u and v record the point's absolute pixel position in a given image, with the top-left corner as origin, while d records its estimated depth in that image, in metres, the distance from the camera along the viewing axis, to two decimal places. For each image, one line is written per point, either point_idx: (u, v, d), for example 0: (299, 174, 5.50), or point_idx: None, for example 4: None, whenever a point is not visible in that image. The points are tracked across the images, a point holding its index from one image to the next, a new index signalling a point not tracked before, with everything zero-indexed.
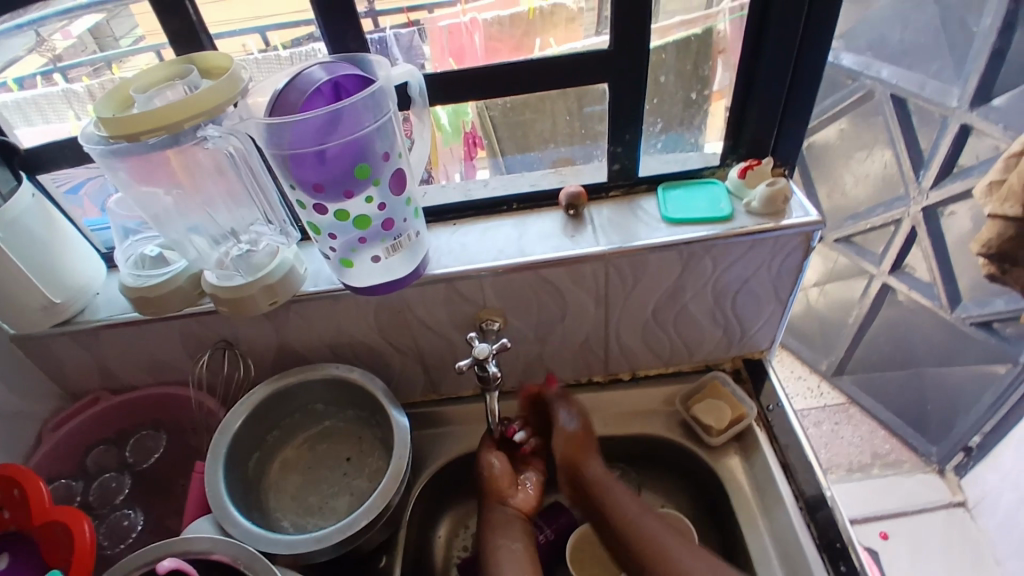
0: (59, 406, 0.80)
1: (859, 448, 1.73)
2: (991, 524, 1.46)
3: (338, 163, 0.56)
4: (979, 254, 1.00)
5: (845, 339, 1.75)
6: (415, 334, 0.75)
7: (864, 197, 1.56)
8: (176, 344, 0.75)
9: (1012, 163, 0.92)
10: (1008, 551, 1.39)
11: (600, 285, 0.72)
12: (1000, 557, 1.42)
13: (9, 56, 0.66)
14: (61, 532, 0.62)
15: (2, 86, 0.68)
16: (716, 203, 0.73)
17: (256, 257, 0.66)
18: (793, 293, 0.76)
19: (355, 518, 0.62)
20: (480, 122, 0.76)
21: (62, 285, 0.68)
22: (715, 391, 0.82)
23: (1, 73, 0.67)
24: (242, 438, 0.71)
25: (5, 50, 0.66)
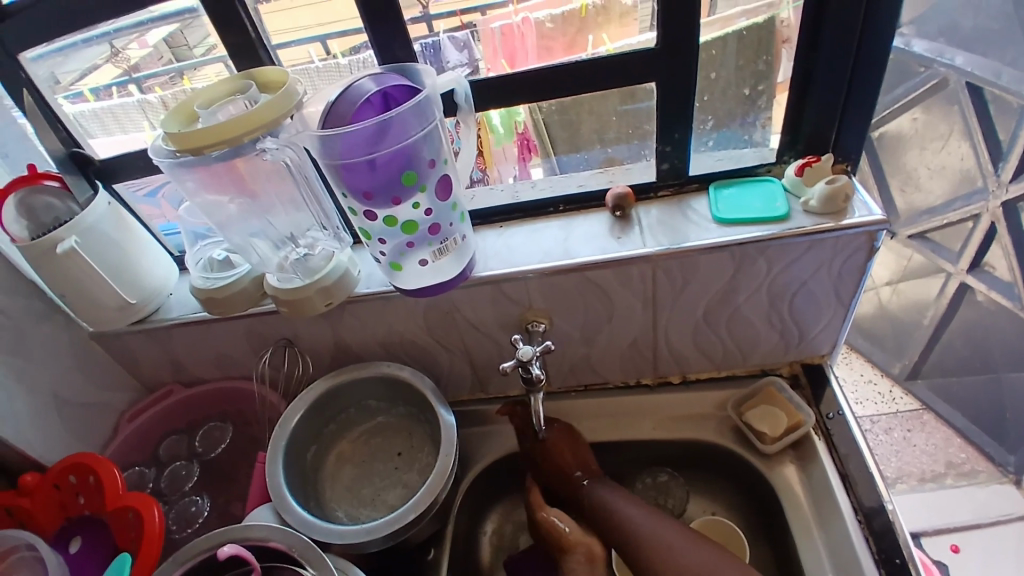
0: (135, 399, 0.87)
1: (932, 456, 1.66)
2: None
3: (387, 170, 0.58)
4: None
5: (919, 340, 1.65)
6: (463, 334, 0.77)
7: (939, 191, 1.46)
8: (239, 343, 0.79)
9: None
10: None
11: (647, 287, 0.71)
12: None
13: (86, 66, 0.72)
14: (132, 518, 0.67)
15: (79, 96, 0.74)
16: (771, 202, 0.70)
17: (313, 262, 0.70)
18: (856, 295, 0.72)
19: (403, 512, 0.65)
20: (533, 123, 0.76)
21: (136, 286, 0.74)
22: (770, 397, 0.79)
23: (80, 82, 0.73)
24: (300, 432, 0.75)
25: (85, 58, 0.71)
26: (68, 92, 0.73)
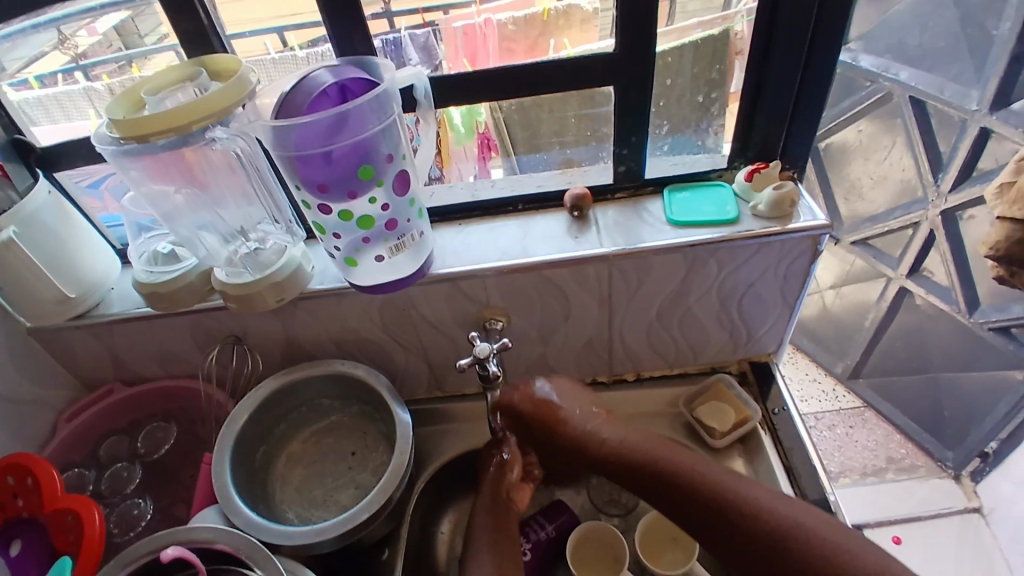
0: (75, 398, 0.83)
1: (873, 452, 1.75)
2: (1006, 531, 1.48)
3: (344, 164, 0.57)
4: (989, 257, 0.96)
5: (860, 342, 1.76)
6: (420, 332, 0.76)
7: (882, 200, 1.55)
8: (186, 338, 0.76)
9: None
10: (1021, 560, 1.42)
11: (603, 285, 0.72)
12: (1013, 566, 1.45)
13: (35, 52, 0.68)
14: (69, 521, 0.64)
15: (24, 84, 0.70)
16: (723, 205, 0.72)
17: (264, 256, 0.68)
18: (801, 296, 0.75)
19: (356, 511, 0.64)
20: (493, 123, 0.76)
21: (76, 279, 0.71)
22: (720, 394, 0.81)
23: (24, 70, 0.69)
24: (248, 430, 0.73)
25: (32, 45, 0.68)
26: (13, 80, 0.69)
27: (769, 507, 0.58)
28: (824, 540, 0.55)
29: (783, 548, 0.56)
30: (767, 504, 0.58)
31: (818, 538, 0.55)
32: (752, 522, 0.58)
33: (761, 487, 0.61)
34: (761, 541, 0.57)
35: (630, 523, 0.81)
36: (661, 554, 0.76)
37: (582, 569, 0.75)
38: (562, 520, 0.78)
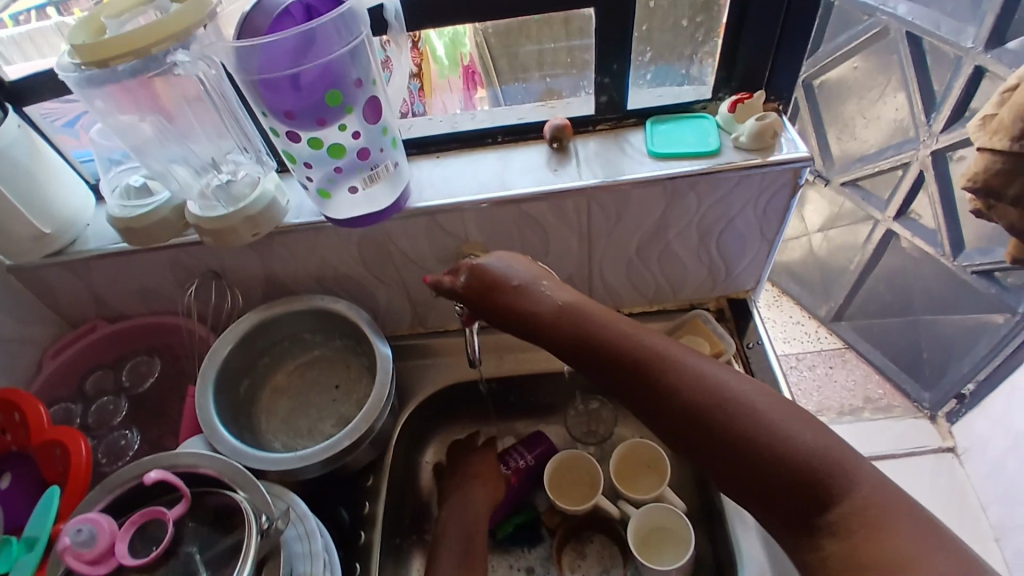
0: (58, 334, 0.83)
1: (851, 392, 1.79)
2: (980, 468, 1.55)
3: (312, 91, 0.55)
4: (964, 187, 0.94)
5: (845, 283, 1.78)
6: (399, 268, 0.76)
7: (874, 139, 1.53)
8: (165, 275, 0.76)
9: (1008, 96, 0.87)
10: (993, 496, 1.49)
11: (583, 221, 0.72)
12: (984, 503, 1.52)
13: None
14: (59, 453, 0.66)
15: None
16: (705, 136, 0.71)
17: (237, 188, 0.67)
18: (780, 231, 0.75)
19: (339, 438, 0.66)
20: (478, 53, 0.76)
21: (49, 214, 0.69)
22: (694, 328, 0.82)
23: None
24: (232, 362, 0.73)
25: None
26: None
27: (716, 381, 0.57)
28: (795, 444, 0.53)
29: (723, 423, 0.55)
30: (716, 380, 0.57)
31: (784, 428, 0.54)
32: (727, 423, 0.55)
33: (715, 363, 0.59)
34: (701, 416, 0.56)
35: (605, 452, 0.84)
36: (635, 481, 0.79)
37: (559, 494, 0.79)
38: (541, 448, 0.81)
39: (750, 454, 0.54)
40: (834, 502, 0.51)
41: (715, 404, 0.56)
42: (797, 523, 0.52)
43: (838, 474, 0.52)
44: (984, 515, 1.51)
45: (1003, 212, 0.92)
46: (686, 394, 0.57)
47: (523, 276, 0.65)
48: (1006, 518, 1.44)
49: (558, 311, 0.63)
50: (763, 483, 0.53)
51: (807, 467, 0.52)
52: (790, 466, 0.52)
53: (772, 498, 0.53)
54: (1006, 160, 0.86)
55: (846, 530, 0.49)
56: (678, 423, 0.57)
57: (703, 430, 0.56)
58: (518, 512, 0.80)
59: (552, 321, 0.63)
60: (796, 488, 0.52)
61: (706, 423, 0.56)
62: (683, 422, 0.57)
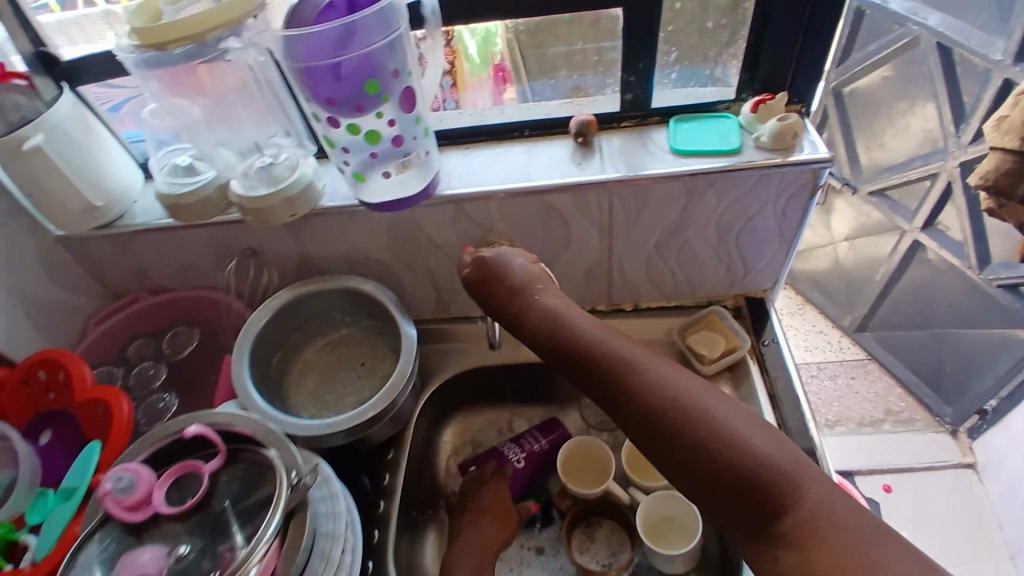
0: (103, 304, 0.88)
1: (872, 403, 1.77)
2: (999, 487, 1.53)
3: (351, 79, 0.59)
4: (977, 188, 0.96)
5: (869, 294, 1.77)
6: (426, 254, 0.79)
7: (902, 150, 1.53)
8: (205, 251, 0.80)
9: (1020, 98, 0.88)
10: (1011, 517, 1.47)
11: (603, 214, 0.74)
12: (1003, 523, 1.50)
13: None
14: (100, 410, 0.70)
15: (45, 8, 0.74)
16: (726, 136, 0.73)
17: (277, 170, 0.70)
18: (799, 232, 0.77)
19: (363, 410, 0.69)
20: (508, 52, 0.79)
21: (101, 189, 0.74)
22: (712, 324, 0.84)
23: None
24: (266, 335, 0.77)
25: None
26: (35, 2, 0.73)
27: (669, 382, 0.55)
28: (747, 448, 0.50)
29: (671, 426, 0.53)
30: (672, 381, 0.55)
31: (734, 433, 0.51)
32: (676, 422, 0.53)
33: (674, 365, 0.57)
34: (652, 419, 0.54)
35: (618, 440, 0.86)
36: (645, 467, 0.81)
37: (570, 476, 0.82)
38: (556, 434, 0.84)
39: (700, 459, 0.51)
40: (784, 509, 0.47)
41: (665, 407, 0.54)
42: (750, 532, 0.49)
43: (786, 482, 0.48)
44: (1002, 535, 1.49)
45: (1010, 210, 0.95)
46: (637, 395, 0.56)
47: (523, 279, 0.68)
48: None
49: (540, 313, 0.65)
50: (710, 488, 0.51)
51: (756, 472, 0.49)
52: (738, 472, 0.49)
53: (723, 505, 0.50)
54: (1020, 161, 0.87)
55: (798, 539, 0.46)
56: (630, 427, 0.56)
57: (655, 430, 0.54)
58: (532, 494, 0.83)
59: (539, 322, 0.64)
60: (743, 495, 0.49)
61: (655, 424, 0.54)
62: (634, 426, 0.56)
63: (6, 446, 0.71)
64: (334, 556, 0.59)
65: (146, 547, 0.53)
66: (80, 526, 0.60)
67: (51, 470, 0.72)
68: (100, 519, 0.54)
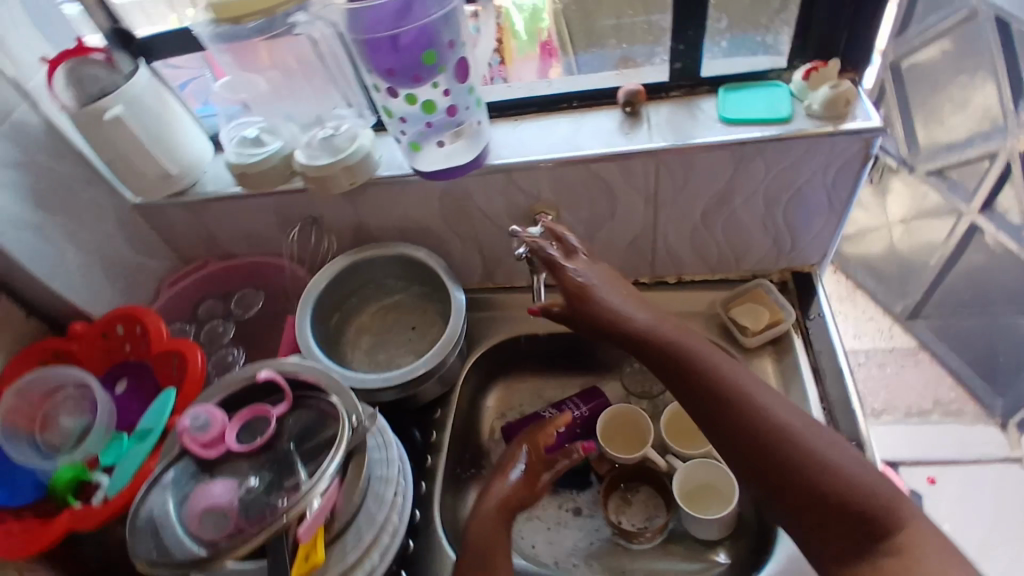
0: (173, 268, 0.94)
1: (920, 393, 1.73)
2: None
3: (409, 51, 0.62)
4: None
5: (923, 282, 1.71)
6: (475, 224, 0.82)
7: (961, 128, 1.47)
8: (269, 218, 0.85)
9: None
10: None
11: (650, 183, 0.76)
12: None
13: None
14: (176, 362, 0.76)
15: None
16: (775, 105, 0.73)
17: (338, 141, 0.74)
18: (849, 204, 0.77)
19: (415, 367, 0.74)
20: (554, 29, 0.86)
21: (175, 157, 0.80)
22: (757, 297, 0.85)
23: None
24: (325, 298, 0.82)
25: None
26: None
27: (769, 412, 0.58)
28: (845, 472, 0.54)
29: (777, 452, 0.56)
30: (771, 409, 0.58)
31: (838, 462, 0.55)
32: (783, 451, 0.56)
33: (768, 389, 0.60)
34: (755, 443, 0.57)
35: (657, 408, 0.89)
36: (685, 436, 0.83)
37: (609, 439, 0.85)
38: (597, 402, 0.85)
39: (800, 477, 0.55)
40: (889, 531, 0.52)
41: (768, 435, 0.57)
42: (849, 552, 0.53)
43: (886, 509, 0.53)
44: None
45: None
46: (738, 419, 0.59)
47: (614, 298, 0.67)
48: None
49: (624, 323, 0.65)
50: (812, 511, 0.54)
51: (859, 497, 0.53)
52: (845, 498, 0.53)
53: (823, 530, 0.54)
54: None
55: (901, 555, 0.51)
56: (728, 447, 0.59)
57: (760, 457, 0.57)
58: None
59: (632, 335, 0.65)
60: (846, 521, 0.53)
61: (758, 449, 0.57)
62: (734, 447, 0.59)
63: (85, 391, 0.75)
64: (387, 497, 0.64)
65: (217, 481, 0.59)
66: (155, 464, 0.65)
67: (126, 416, 0.78)
68: (174, 456, 0.60)
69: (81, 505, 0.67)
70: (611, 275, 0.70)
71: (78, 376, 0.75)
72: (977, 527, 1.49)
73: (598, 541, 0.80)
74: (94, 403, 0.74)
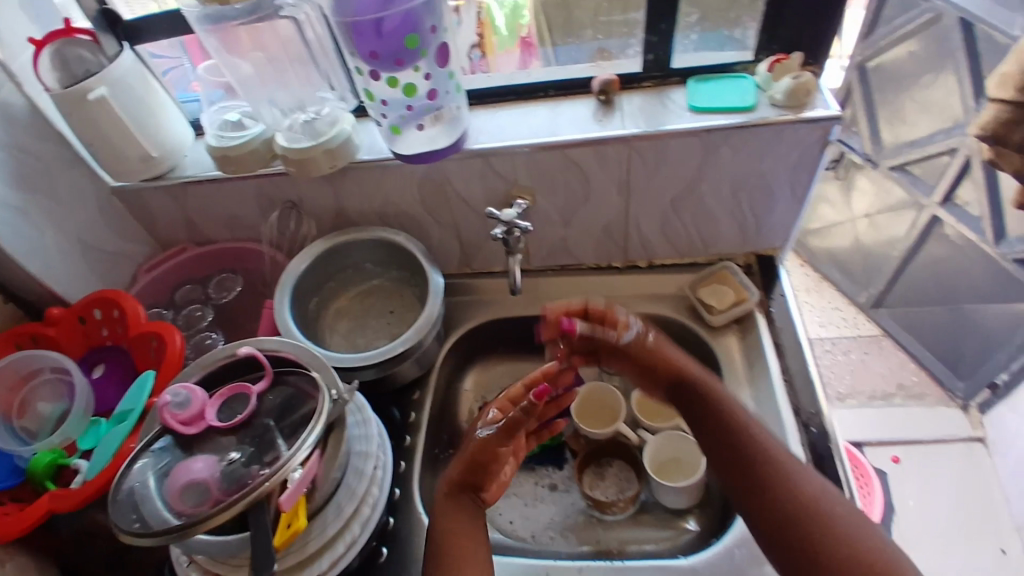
0: (150, 254, 0.94)
1: (886, 378, 1.80)
2: (1007, 463, 1.55)
3: (393, 36, 0.64)
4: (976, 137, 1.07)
5: (886, 273, 1.78)
6: (453, 208, 0.85)
7: (923, 125, 1.53)
8: (250, 202, 0.86)
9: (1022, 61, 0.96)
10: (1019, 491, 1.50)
11: (622, 169, 0.79)
12: (1009, 495, 1.54)
13: None
14: (154, 344, 0.75)
15: None
16: (741, 95, 0.76)
17: (318, 124, 0.76)
18: (810, 189, 0.81)
19: (394, 346, 0.75)
20: (535, 25, 0.85)
21: (157, 140, 0.80)
22: (722, 279, 0.89)
23: None
24: (305, 281, 0.84)
25: None
26: None
27: (785, 465, 0.64)
28: (861, 547, 0.58)
29: (790, 501, 0.62)
30: (785, 461, 0.65)
31: (844, 519, 0.60)
32: (794, 500, 0.62)
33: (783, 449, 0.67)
34: (769, 491, 0.63)
35: (629, 385, 0.92)
36: (656, 411, 0.87)
37: (582, 418, 0.88)
38: (572, 382, 0.89)
39: (820, 542, 0.59)
40: None
41: (779, 481, 0.63)
42: None
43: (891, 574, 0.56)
44: (1009, 508, 1.53)
45: (1009, 159, 1.06)
46: (755, 466, 0.65)
47: (674, 355, 0.75)
48: None
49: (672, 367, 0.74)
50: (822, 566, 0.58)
51: (864, 555, 0.57)
52: (850, 551, 0.57)
53: None
54: (1012, 110, 0.99)
55: None
56: (745, 492, 0.65)
57: (771, 500, 0.62)
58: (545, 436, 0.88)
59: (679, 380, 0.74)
60: None
61: (769, 493, 0.63)
62: (749, 494, 0.64)
63: (62, 375, 0.74)
64: (367, 470, 0.66)
65: (199, 457, 0.58)
66: (135, 443, 0.64)
67: (104, 402, 0.77)
68: (156, 431, 0.60)
69: (59, 490, 0.64)
70: (672, 342, 0.78)
71: (56, 361, 0.74)
72: (938, 506, 1.55)
73: (573, 515, 0.83)
74: (71, 386, 0.74)
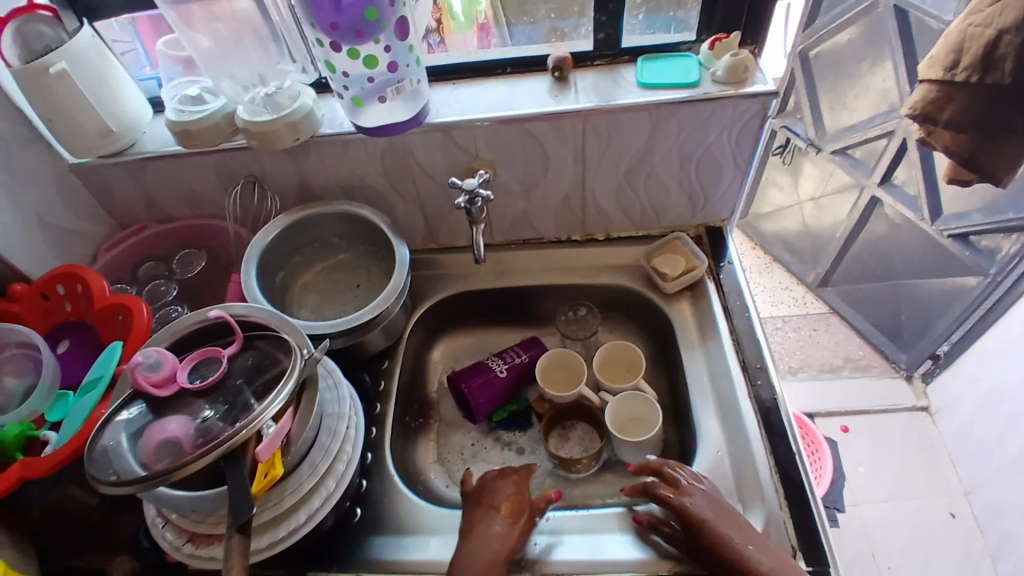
0: (110, 233, 0.94)
1: (832, 351, 1.90)
2: (951, 429, 1.66)
3: (352, 11, 0.67)
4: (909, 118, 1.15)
5: (830, 254, 1.89)
6: (416, 181, 0.87)
7: (863, 109, 1.62)
8: (212, 178, 0.87)
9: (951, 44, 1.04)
10: (964, 454, 1.61)
11: (578, 142, 0.82)
12: (956, 460, 1.63)
13: None
14: (120, 316, 0.75)
15: None
16: (686, 71, 0.81)
17: (279, 99, 0.77)
18: (752, 160, 0.86)
19: (360, 315, 0.77)
20: (491, 11, 0.88)
21: (117, 115, 0.80)
22: (675, 249, 0.93)
23: None
24: (271, 254, 0.85)
25: None
26: None
27: None
28: None
29: None
30: None
31: None
32: None
33: None
34: None
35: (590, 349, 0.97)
36: (614, 372, 0.93)
37: (546, 382, 0.93)
38: (535, 350, 0.93)
39: None
40: None
41: None
42: None
43: None
44: (955, 471, 1.63)
45: (939, 135, 1.12)
46: None
47: (736, 538, 0.64)
48: (977, 474, 1.56)
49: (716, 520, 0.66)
50: None
51: None
52: None
53: None
54: (941, 88, 1.07)
55: None
56: None
57: None
58: (512, 402, 0.93)
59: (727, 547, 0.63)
60: None
61: None
62: None
63: (28, 350, 0.74)
64: (340, 429, 0.68)
65: (172, 418, 0.59)
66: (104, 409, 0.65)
67: (70, 377, 0.76)
68: (127, 397, 0.61)
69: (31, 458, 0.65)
70: (731, 509, 0.67)
71: (21, 337, 0.74)
72: (885, 470, 1.65)
73: (540, 475, 0.87)
74: (38, 362, 0.73)
